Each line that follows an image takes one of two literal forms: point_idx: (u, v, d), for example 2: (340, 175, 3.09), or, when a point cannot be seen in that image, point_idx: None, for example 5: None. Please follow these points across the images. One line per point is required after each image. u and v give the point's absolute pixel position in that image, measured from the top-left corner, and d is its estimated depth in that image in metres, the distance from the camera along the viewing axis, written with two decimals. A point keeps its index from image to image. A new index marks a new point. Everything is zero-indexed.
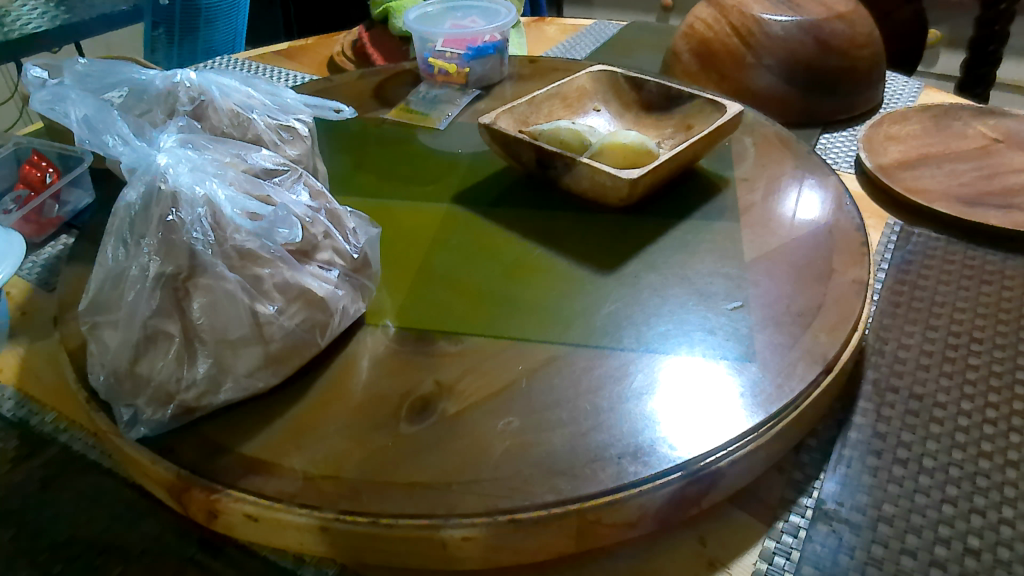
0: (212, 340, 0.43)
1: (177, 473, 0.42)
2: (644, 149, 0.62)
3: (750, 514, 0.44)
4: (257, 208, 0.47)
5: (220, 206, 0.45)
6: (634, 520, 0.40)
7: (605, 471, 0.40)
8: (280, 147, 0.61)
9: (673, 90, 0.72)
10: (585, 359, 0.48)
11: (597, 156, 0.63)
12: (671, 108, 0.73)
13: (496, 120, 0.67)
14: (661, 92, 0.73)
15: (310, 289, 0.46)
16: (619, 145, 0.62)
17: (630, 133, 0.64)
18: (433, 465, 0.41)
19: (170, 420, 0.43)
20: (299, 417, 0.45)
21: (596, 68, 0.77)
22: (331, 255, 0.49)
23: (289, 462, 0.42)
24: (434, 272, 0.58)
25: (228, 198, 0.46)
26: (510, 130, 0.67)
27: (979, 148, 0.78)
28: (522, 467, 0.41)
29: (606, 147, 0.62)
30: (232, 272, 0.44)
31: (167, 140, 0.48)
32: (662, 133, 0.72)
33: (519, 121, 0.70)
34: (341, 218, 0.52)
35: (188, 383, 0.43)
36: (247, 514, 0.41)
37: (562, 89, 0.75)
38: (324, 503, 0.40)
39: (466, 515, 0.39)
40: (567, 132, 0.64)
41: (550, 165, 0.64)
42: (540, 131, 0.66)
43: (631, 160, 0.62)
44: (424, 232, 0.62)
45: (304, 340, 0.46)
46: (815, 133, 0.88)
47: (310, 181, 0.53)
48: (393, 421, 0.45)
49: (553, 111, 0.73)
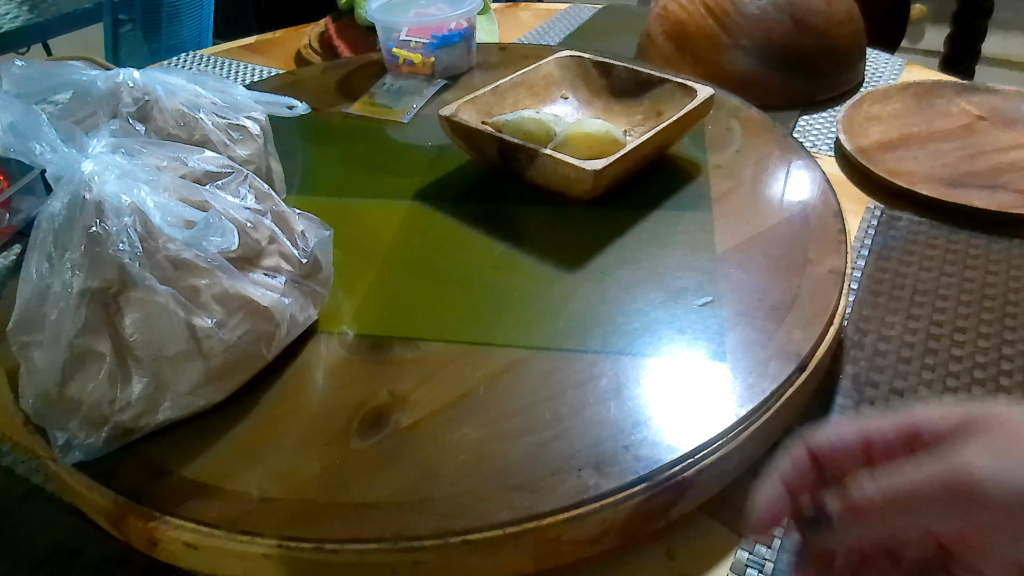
0: (146, 358, 0.41)
1: (115, 500, 0.40)
2: (610, 138, 0.60)
3: (723, 523, 0.42)
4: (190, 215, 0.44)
5: (150, 214, 0.42)
6: (596, 536, 0.38)
7: (564, 485, 0.38)
8: (230, 147, 0.59)
9: (644, 75, 0.70)
10: (548, 362, 0.46)
11: (562, 147, 0.60)
12: (641, 93, 0.70)
13: (459, 111, 0.65)
14: (632, 78, 0.70)
15: (252, 298, 0.43)
16: (584, 136, 0.60)
17: (596, 121, 0.62)
18: (382, 484, 0.39)
19: (105, 444, 0.41)
20: (246, 436, 0.43)
21: (563, 55, 0.74)
22: (277, 261, 0.47)
23: (233, 485, 0.40)
24: (393, 275, 0.55)
25: (156, 204, 0.43)
26: (473, 123, 0.64)
27: (962, 126, 0.76)
28: (477, 483, 0.39)
29: (571, 138, 0.60)
30: (164, 284, 0.41)
31: (97, 145, 0.45)
32: (632, 121, 0.70)
33: (484, 113, 0.67)
34: (288, 221, 0.50)
35: (122, 404, 0.40)
36: (186, 542, 0.38)
37: (529, 77, 0.72)
38: (266, 529, 0.38)
39: (417, 538, 0.36)
40: (532, 123, 0.61)
41: (515, 158, 0.61)
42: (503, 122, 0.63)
43: (597, 151, 0.59)
44: (385, 232, 0.60)
45: (248, 353, 0.44)
46: (794, 114, 0.85)
47: (256, 183, 0.51)
48: (344, 436, 0.42)
49: (519, 100, 0.71)
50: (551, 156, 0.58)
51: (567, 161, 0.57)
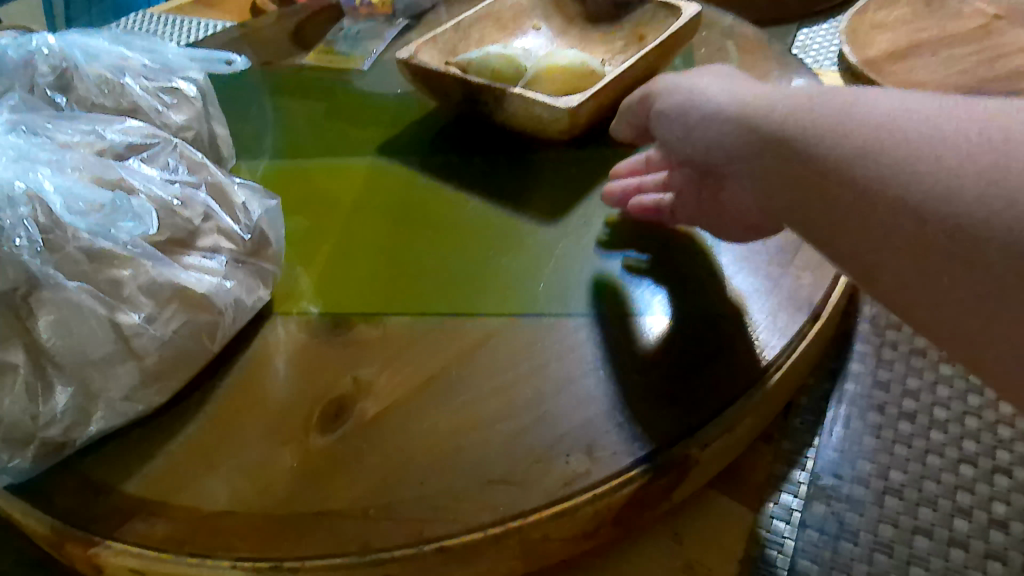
0: (70, 365, 0.35)
1: (52, 526, 0.35)
2: (586, 69, 0.53)
3: (735, 499, 0.37)
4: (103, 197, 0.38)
5: (52, 202, 0.36)
6: (590, 529, 0.34)
7: (550, 475, 0.34)
8: (163, 113, 0.53)
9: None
10: (529, 332, 0.41)
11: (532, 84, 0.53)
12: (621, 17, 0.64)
13: (418, 52, 0.58)
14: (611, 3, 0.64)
15: (186, 286, 0.38)
16: (556, 69, 0.53)
17: (570, 52, 0.55)
18: (346, 488, 0.35)
19: (36, 463, 0.36)
20: (197, 440, 0.38)
21: None
22: (214, 241, 0.42)
23: (180, 499, 0.35)
24: (354, 242, 0.50)
25: (56, 185, 0.37)
26: (434, 64, 0.57)
27: (977, 27, 0.68)
28: (452, 480, 0.34)
29: (542, 73, 0.53)
30: (75, 280, 0.36)
31: None
32: (611, 49, 0.63)
33: (446, 52, 0.60)
34: (226, 194, 0.44)
35: (47, 420, 0.35)
36: (132, 568, 0.34)
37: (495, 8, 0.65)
38: (217, 549, 0.33)
39: (387, 551, 0.32)
40: (498, 59, 0.54)
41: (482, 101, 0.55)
42: (466, 60, 0.56)
43: (572, 85, 0.53)
44: (345, 195, 0.54)
45: (189, 349, 0.39)
46: (791, 28, 0.78)
47: (187, 152, 0.45)
48: (303, 434, 0.38)
49: (486, 34, 0.64)
50: (522, 95, 0.51)
51: (540, 100, 0.51)
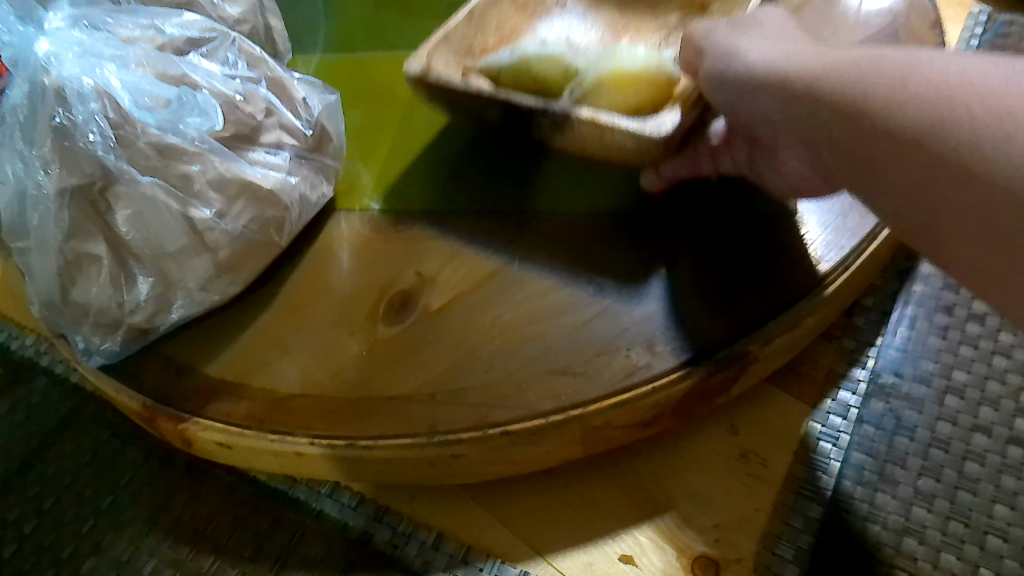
0: (148, 256, 0.37)
1: (144, 402, 0.39)
2: (663, 77, 0.37)
3: (792, 395, 0.37)
4: (165, 91, 0.37)
5: (119, 97, 0.36)
6: (648, 419, 0.35)
7: (611, 367, 0.34)
8: (219, 7, 0.50)
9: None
10: (588, 221, 0.40)
11: (591, 100, 0.38)
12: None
13: (431, 62, 0.42)
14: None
15: (253, 182, 0.39)
16: (624, 78, 0.38)
17: (638, 49, 0.40)
18: (413, 374, 0.36)
19: (124, 346, 0.39)
20: (268, 327, 0.40)
21: None
22: (277, 136, 0.42)
23: (258, 380, 0.38)
24: (412, 132, 0.49)
25: (121, 82, 0.36)
26: (451, 75, 0.41)
27: None
28: (513, 368, 0.35)
29: (607, 80, 0.38)
30: (149, 176, 0.37)
31: (55, 17, 0.38)
32: (662, 25, 0.47)
33: (462, 53, 0.44)
34: (286, 88, 0.44)
35: (131, 307, 0.38)
36: (218, 441, 0.37)
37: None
38: (295, 427, 0.36)
39: (453, 433, 0.34)
40: (548, 61, 0.39)
41: (533, 125, 0.39)
42: (477, 36, 0.45)
43: (653, 102, 0.37)
44: (401, 87, 0.53)
45: (257, 242, 0.40)
46: None
47: (246, 45, 0.44)
48: (369, 325, 0.39)
49: (504, 20, 0.47)
50: (590, 120, 0.37)
51: (620, 126, 0.36)
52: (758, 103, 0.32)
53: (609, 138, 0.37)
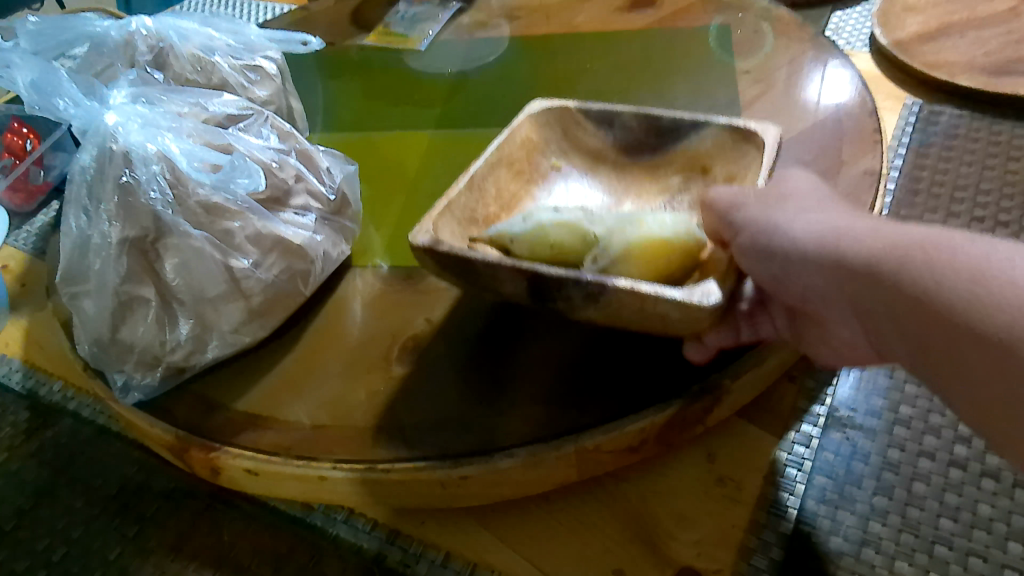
0: (190, 300, 0.42)
1: (176, 435, 0.42)
2: (691, 245, 0.38)
3: (763, 427, 0.42)
4: (216, 158, 0.43)
5: (176, 161, 0.42)
6: (636, 444, 0.39)
7: (602, 400, 0.40)
8: (248, 89, 0.58)
9: (665, 119, 0.49)
10: None
11: (620, 268, 0.38)
12: (666, 145, 0.49)
13: (437, 230, 0.42)
14: (646, 124, 0.50)
15: (284, 237, 0.44)
16: (655, 245, 0.38)
17: (658, 215, 0.40)
18: (426, 406, 0.41)
19: (161, 383, 0.43)
20: (293, 367, 0.44)
21: (534, 111, 0.52)
22: (305, 200, 0.47)
23: (286, 413, 0.42)
24: (420, 205, 0.56)
25: (182, 149, 0.42)
26: (462, 246, 0.41)
27: (1007, 10, 0.69)
28: (517, 399, 0.40)
29: (637, 248, 0.38)
30: (198, 229, 0.42)
31: (117, 96, 0.45)
32: (664, 186, 0.50)
33: (465, 220, 0.45)
34: (312, 158, 0.50)
35: (172, 345, 0.42)
36: (246, 469, 0.40)
37: (504, 150, 0.50)
38: (319, 453, 0.40)
39: (464, 455, 0.38)
40: (563, 228, 0.40)
41: (557, 296, 0.38)
42: (478, 204, 0.46)
43: (680, 270, 0.38)
44: (408, 164, 0.60)
45: (286, 290, 0.45)
46: (825, 11, 0.78)
47: (278, 123, 0.50)
48: (385, 365, 0.44)
49: (502, 186, 0.49)
50: (628, 288, 0.35)
51: (665, 296, 0.34)
52: (808, 277, 0.33)
53: (650, 306, 0.36)
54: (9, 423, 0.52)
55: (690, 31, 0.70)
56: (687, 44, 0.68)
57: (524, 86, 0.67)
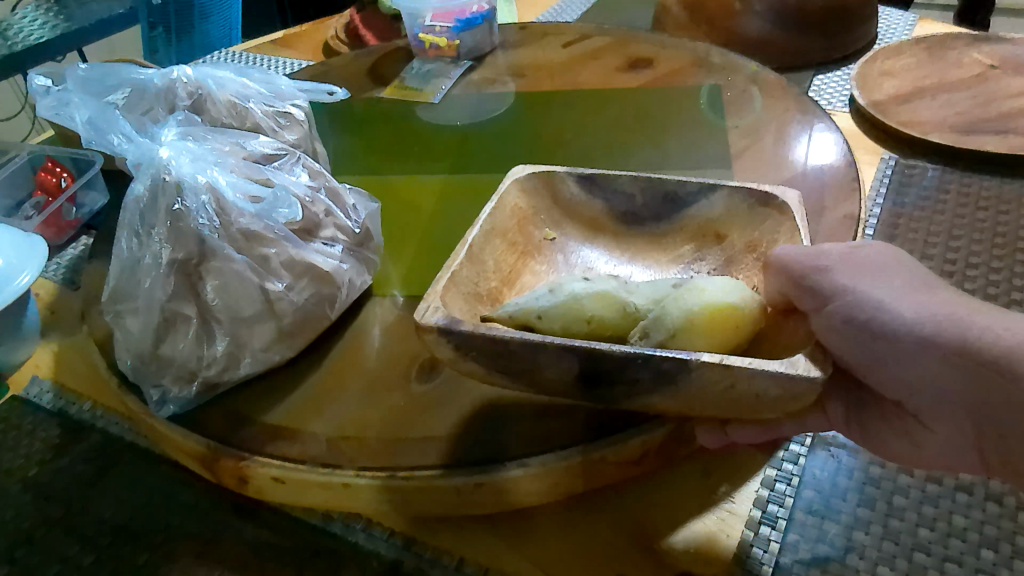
0: (227, 319, 0.46)
1: (207, 445, 0.44)
2: (754, 314, 0.39)
3: (753, 446, 0.46)
4: (256, 191, 0.49)
5: (223, 191, 0.47)
6: (638, 457, 0.43)
7: (607, 415, 0.43)
8: (278, 133, 0.63)
9: (673, 188, 0.51)
10: None
11: (678, 340, 0.39)
12: (673, 215, 0.52)
13: (445, 305, 0.41)
14: (651, 192, 0.52)
15: (315, 264, 0.48)
16: (721, 315, 0.39)
17: (711, 280, 0.42)
18: (444, 420, 0.44)
19: (195, 397, 0.46)
20: (318, 384, 0.47)
21: (523, 178, 0.53)
22: (333, 232, 0.52)
23: (311, 427, 0.45)
24: (436, 242, 0.60)
25: (228, 182, 0.48)
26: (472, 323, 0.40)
27: (974, 76, 0.76)
28: (528, 414, 0.44)
29: (700, 318, 0.39)
30: (240, 254, 0.46)
31: (168, 134, 0.50)
32: (675, 255, 0.52)
33: (471, 295, 0.45)
34: (340, 195, 0.54)
35: (208, 361, 0.46)
36: (274, 477, 0.43)
37: (497, 220, 0.50)
38: (344, 462, 0.43)
39: (480, 464, 0.41)
40: (597, 303, 0.41)
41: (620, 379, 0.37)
42: (479, 278, 0.46)
43: (747, 341, 0.39)
44: (424, 205, 0.64)
45: (314, 314, 0.48)
46: (807, 75, 0.84)
47: (308, 162, 0.55)
48: (405, 383, 0.47)
49: (500, 258, 0.49)
50: (717, 363, 0.35)
51: (768, 371, 0.34)
52: (900, 364, 0.37)
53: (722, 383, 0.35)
54: (39, 438, 0.55)
55: (684, 90, 0.76)
56: (681, 102, 0.74)
57: (530, 137, 0.73)
